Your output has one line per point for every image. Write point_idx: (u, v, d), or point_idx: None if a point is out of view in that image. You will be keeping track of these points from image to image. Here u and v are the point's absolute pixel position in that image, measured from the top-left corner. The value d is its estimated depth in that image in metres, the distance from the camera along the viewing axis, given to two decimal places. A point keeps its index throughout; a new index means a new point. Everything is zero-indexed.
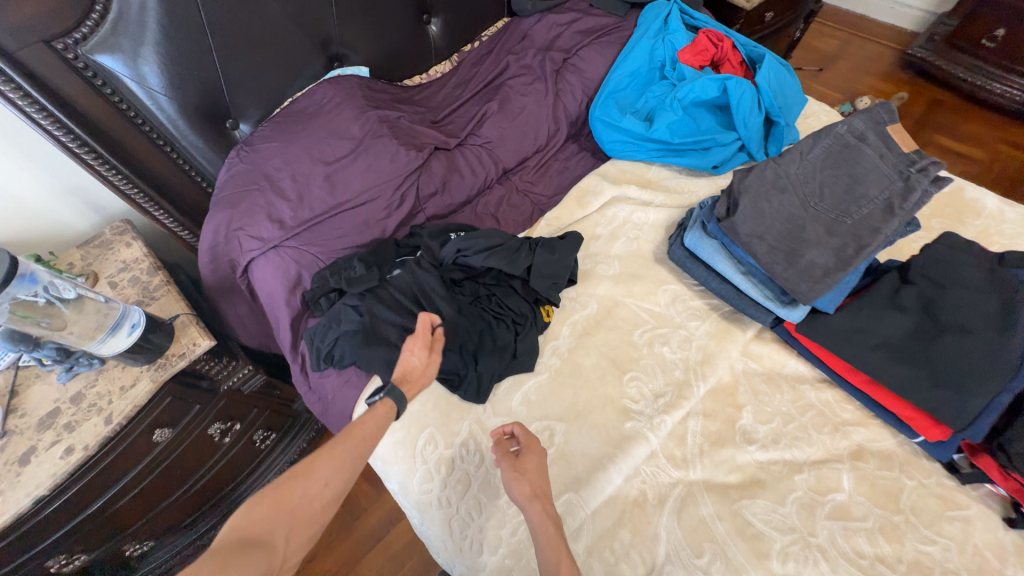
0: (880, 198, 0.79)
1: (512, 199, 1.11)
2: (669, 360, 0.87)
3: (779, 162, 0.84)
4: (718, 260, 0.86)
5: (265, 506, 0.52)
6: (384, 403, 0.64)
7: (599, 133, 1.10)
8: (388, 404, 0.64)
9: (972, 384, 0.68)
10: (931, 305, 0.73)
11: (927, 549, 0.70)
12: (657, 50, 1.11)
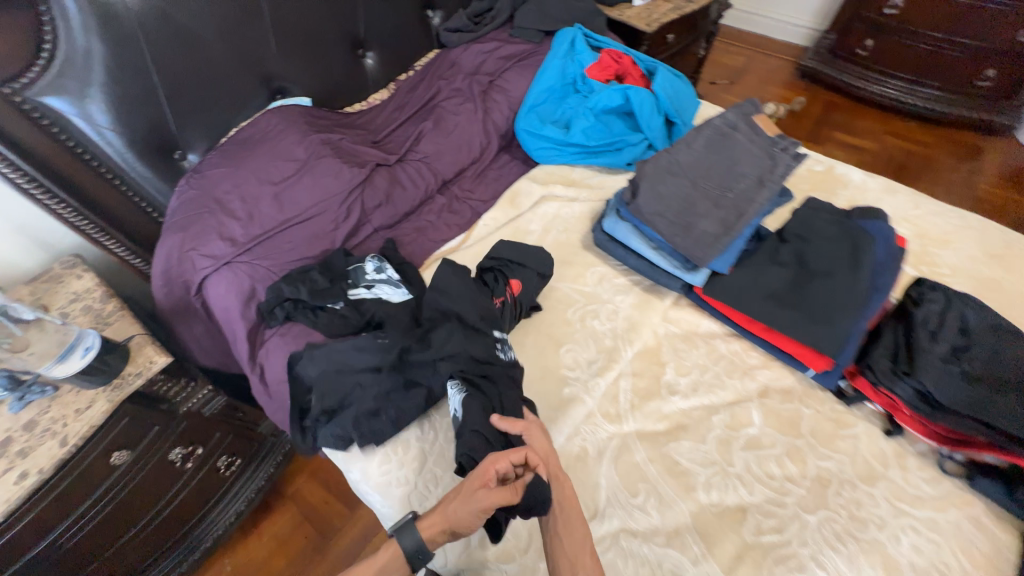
0: (753, 174, 0.94)
1: (453, 206, 1.22)
2: (599, 331, 0.97)
3: (670, 152, 0.98)
4: (633, 239, 0.97)
5: None
6: (391, 545, 0.62)
7: (526, 142, 1.25)
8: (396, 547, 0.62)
9: (842, 316, 0.80)
10: (800, 257, 0.88)
11: (825, 464, 0.81)
12: (567, 68, 1.27)
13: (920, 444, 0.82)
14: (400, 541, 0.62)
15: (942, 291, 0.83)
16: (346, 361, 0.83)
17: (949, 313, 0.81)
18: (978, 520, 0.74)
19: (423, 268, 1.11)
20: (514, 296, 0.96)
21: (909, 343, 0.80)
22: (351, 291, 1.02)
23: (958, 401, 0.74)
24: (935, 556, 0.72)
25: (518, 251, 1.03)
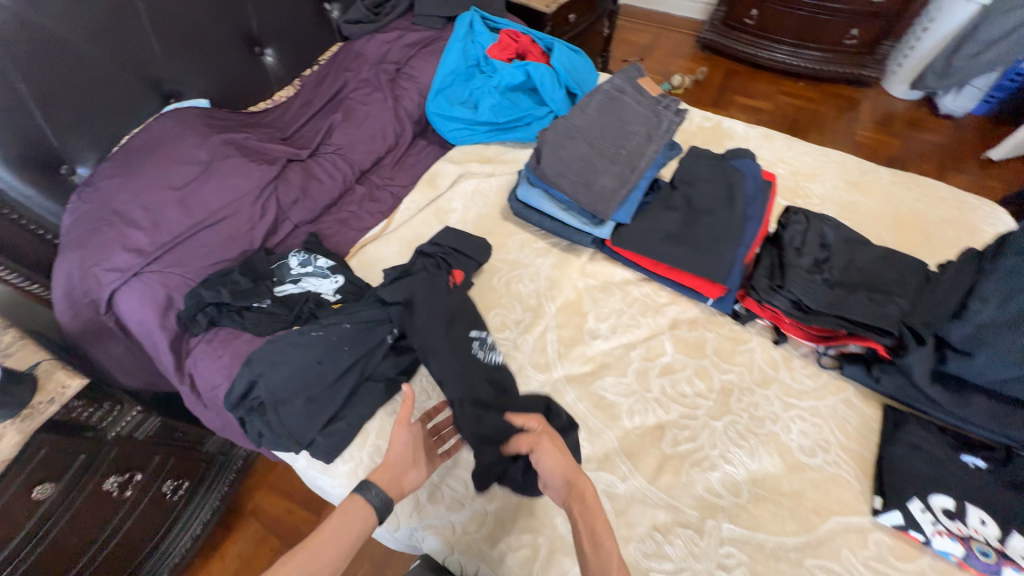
0: (642, 132, 1.04)
1: (374, 195, 1.24)
2: (524, 292, 1.03)
3: (567, 119, 1.05)
4: (545, 202, 1.04)
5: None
6: (355, 499, 0.68)
7: (439, 125, 1.30)
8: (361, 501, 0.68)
9: (723, 246, 0.92)
10: (687, 200, 0.98)
11: (728, 377, 0.92)
12: (469, 50, 1.32)
13: (803, 347, 0.95)
14: (365, 495, 0.69)
15: (804, 214, 0.97)
16: (277, 354, 0.87)
17: (809, 231, 0.94)
18: (850, 401, 0.88)
19: (349, 256, 1.12)
20: (457, 287, 0.96)
21: (781, 261, 0.91)
22: (278, 288, 1.02)
23: (820, 303, 0.86)
24: (818, 436, 0.84)
25: (456, 239, 1.02)
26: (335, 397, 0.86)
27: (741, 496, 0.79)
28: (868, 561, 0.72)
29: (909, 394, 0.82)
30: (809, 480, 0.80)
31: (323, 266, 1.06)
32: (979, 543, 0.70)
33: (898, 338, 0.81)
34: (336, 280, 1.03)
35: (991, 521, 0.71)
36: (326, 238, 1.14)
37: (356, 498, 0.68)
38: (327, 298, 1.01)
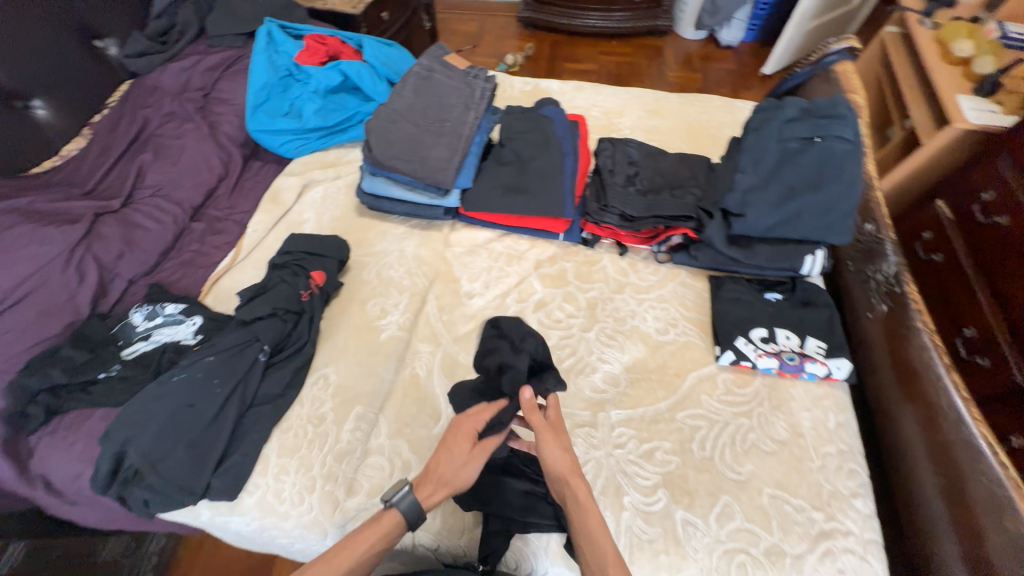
0: (460, 102, 1.12)
1: (216, 227, 1.17)
2: (396, 276, 1.06)
3: (387, 106, 1.10)
4: (391, 188, 1.09)
5: None
6: (392, 512, 0.62)
7: (268, 142, 1.26)
8: (397, 515, 0.62)
9: (552, 184, 1.04)
10: (514, 153, 1.09)
11: (591, 294, 1.04)
12: (277, 62, 1.30)
13: (643, 251, 1.11)
14: (399, 508, 0.62)
15: (609, 141, 1.13)
16: (140, 413, 0.80)
17: (616, 153, 1.10)
18: (685, 283, 1.05)
19: (203, 294, 1.05)
20: (320, 285, 0.98)
21: (601, 183, 1.07)
22: (126, 350, 0.93)
23: (636, 209, 1.02)
24: (668, 317, 1.00)
25: (308, 243, 1.02)
26: (220, 434, 0.82)
27: (622, 385, 0.92)
28: (721, 397, 0.89)
29: (719, 261, 1.00)
30: (668, 352, 0.95)
31: (174, 312, 0.98)
32: (788, 352, 0.91)
33: (698, 219, 0.99)
34: (193, 322, 0.96)
35: (793, 334, 0.93)
36: (171, 284, 1.06)
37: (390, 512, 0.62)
38: (187, 343, 0.94)
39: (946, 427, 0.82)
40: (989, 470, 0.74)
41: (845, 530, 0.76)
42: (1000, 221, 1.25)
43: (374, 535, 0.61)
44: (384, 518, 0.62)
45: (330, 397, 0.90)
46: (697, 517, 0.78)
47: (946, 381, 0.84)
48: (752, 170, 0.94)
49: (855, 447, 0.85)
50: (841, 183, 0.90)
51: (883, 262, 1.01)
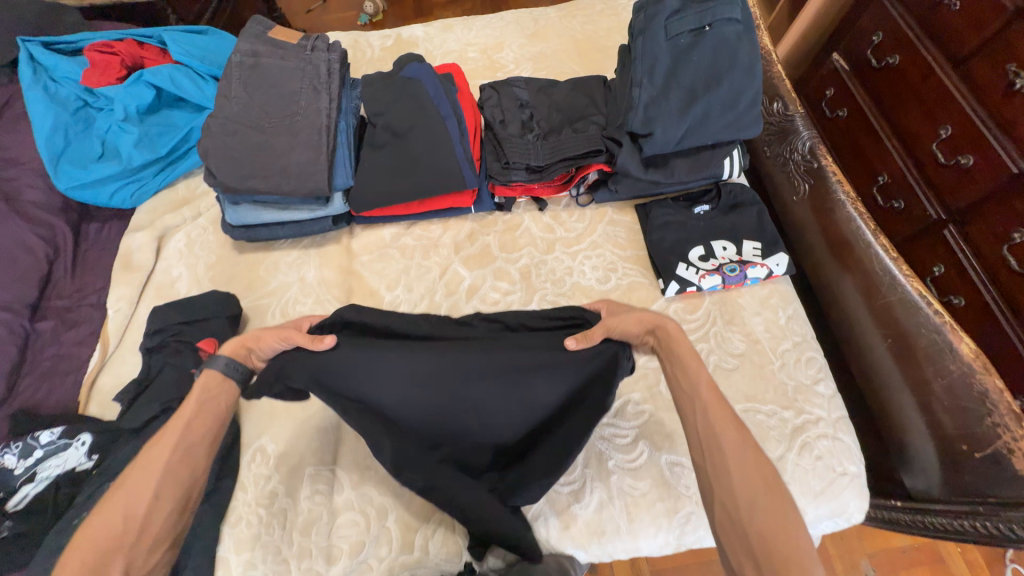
0: (305, 85, 0.92)
1: (68, 319, 0.96)
2: (306, 311, 0.93)
3: (216, 115, 0.89)
4: (261, 214, 0.92)
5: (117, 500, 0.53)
6: (209, 372, 0.65)
7: (94, 198, 1.01)
8: (216, 373, 0.65)
9: (442, 155, 0.90)
10: (388, 131, 0.93)
11: (522, 263, 0.95)
12: (60, 92, 1.01)
13: (564, 199, 1.01)
14: (217, 368, 0.65)
15: (491, 86, 0.98)
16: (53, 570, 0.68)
17: (502, 99, 0.97)
18: (613, 221, 0.98)
19: (83, 405, 0.87)
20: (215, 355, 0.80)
21: (495, 138, 0.95)
22: (10, 502, 0.77)
23: (541, 157, 0.91)
24: (605, 263, 0.94)
25: (179, 310, 0.83)
26: None
27: None
28: None
29: (640, 188, 0.94)
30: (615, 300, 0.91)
31: (54, 438, 0.81)
32: (728, 264, 0.89)
33: (607, 150, 0.91)
34: (81, 442, 0.81)
35: (729, 244, 0.91)
36: (38, 403, 0.87)
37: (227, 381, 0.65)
38: (86, 468, 0.81)
39: (881, 292, 0.84)
40: (926, 321, 0.77)
41: (815, 419, 0.79)
42: (893, 61, 1.25)
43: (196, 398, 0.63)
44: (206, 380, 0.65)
45: (275, 469, 0.79)
46: (682, 456, 0.78)
47: (875, 246, 0.85)
48: (648, 81, 0.84)
49: (808, 334, 0.86)
50: (739, 71, 0.83)
51: (797, 140, 1.00)
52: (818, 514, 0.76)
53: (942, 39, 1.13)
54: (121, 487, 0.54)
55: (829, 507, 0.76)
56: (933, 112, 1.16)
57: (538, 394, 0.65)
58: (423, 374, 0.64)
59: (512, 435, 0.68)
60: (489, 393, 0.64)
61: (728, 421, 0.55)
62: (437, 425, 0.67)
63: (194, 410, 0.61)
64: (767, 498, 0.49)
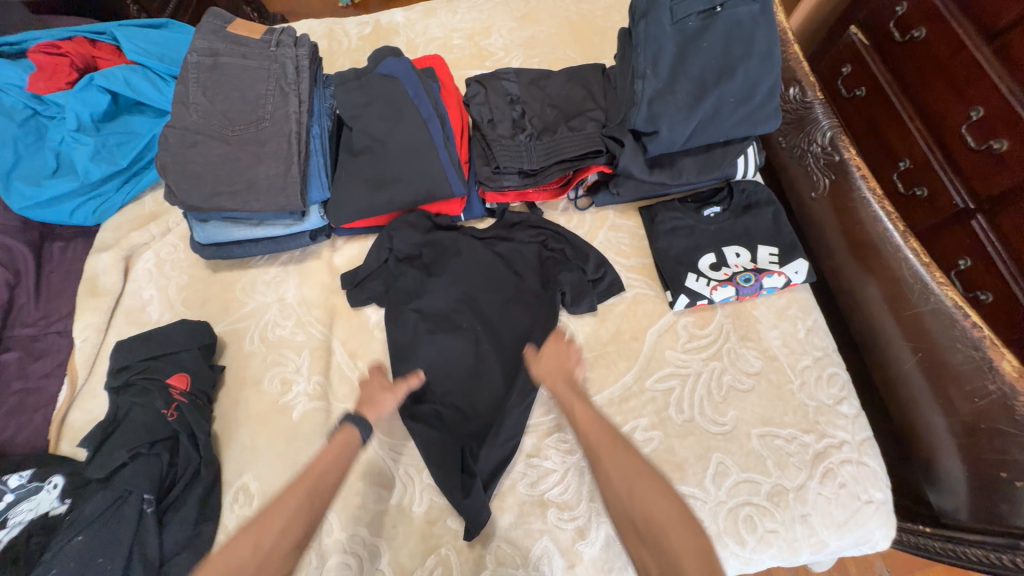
0: (271, 88, 0.83)
1: (36, 349, 0.90)
2: (287, 335, 0.86)
3: (174, 125, 0.80)
4: (232, 231, 0.85)
5: (242, 547, 0.60)
6: (348, 428, 0.72)
7: (53, 217, 0.94)
8: (350, 429, 0.72)
9: (426, 162, 0.82)
10: (365, 135, 0.84)
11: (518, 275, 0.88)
12: (4, 101, 0.92)
13: (561, 202, 0.93)
14: (353, 428, 0.72)
15: (478, 80, 0.89)
16: None
17: (490, 94, 0.87)
18: (615, 226, 0.90)
19: (53, 444, 0.83)
20: (187, 391, 0.76)
21: (484, 140, 0.86)
22: None
23: (535, 160, 0.83)
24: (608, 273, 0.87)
25: (146, 344, 0.77)
26: None
27: (580, 370, 0.81)
28: (686, 346, 0.80)
29: (644, 190, 0.85)
30: (619, 314, 0.84)
31: (24, 481, 0.76)
32: (742, 273, 0.81)
33: (608, 150, 0.82)
34: (53, 484, 0.77)
35: (743, 250, 0.83)
36: (6, 445, 0.81)
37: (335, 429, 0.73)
38: (59, 512, 0.75)
39: (911, 300, 0.77)
40: (963, 335, 0.70)
41: (838, 443, 0.73)
42: (919, 35, 1.14)
43: (331, 453, 0.70)
44: (340, 435, 0.71)
45: (260, 510, 0.75)
46: (694, 488, 0.72)
47: (905, 249, 0.77)
48: (653, 72, 0.75)
49: (830, 347, 0.80)
50: (756, 57, 0.74)
51: (816, 130, 0.91)
52: (841, 544, 0.71)
53: (978, 9, 1.02)
54: (250, 532, 0.62)
55: (853, 536, 0.71)
56: (964, 91, 1.06)
57: (517, 318, 0.84)
58: (437, 297, 0.85)
59: (500, 353, 0.82)
60: (477, 321, 0.83)
61: (608, 447, 0.66)
62: (442, 347, 0.82)
63: (323, 470, 0.68)
64: (640, 479, 0.62)
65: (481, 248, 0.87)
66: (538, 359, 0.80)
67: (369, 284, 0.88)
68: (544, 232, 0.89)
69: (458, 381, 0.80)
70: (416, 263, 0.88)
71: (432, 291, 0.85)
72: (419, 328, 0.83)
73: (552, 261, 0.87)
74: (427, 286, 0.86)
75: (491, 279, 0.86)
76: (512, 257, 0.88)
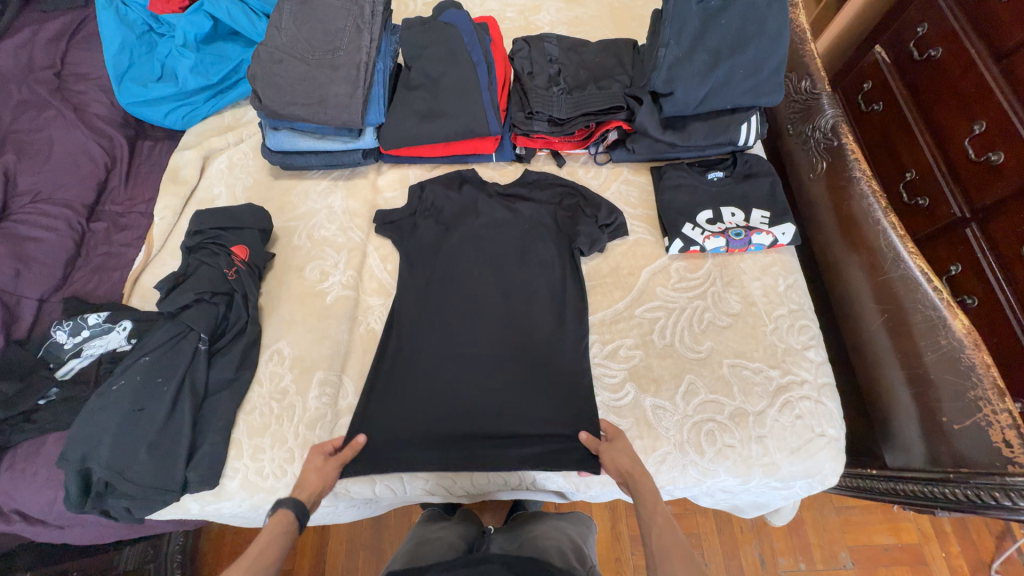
0: (350, 24, 0.97)
1: (120, 223, 1.05)
2: (330, 236, 1.00)
3: (267, 44, 0.96)
4: (299, 141, 1.00)
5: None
6: (281, 512, 0.64)
7: (150, 116, 1.11)
8: (285, 512, 0.64)
9: (470, 100, 0.95)
10: (422, 74, 0.98)
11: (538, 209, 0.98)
12: (128, 15, 1.11)
13: (582, 155, 1.05)
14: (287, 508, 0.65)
15: (524, 39, 1.03)
16: (94, 425, 0.77)
17: (533, 52, 1.01)
18: (627, 180, 1.01)
19: (127, 296, 0.97)
20: (246, 261, 0.91)
21: (522, 89, 0.99)
22: (60, 371, 0.87)
23: (564, 110, 0.95)
24: None
25: (219, 217, 0.92)
26: (181, 432, 0.79)
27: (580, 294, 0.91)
28: (675, 285, 0.90)
29: (656, 149, 0.97)
30: (619, 253, 0.94)
31: (101, 321, 0.90)
32: (734, 229, 0.91)
33: (628, 108, 0.94)
34: (122, 327, 0.90)
35: (738, 210, 0.93)
36: (88, 292, 0.96)
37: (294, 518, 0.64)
38: (123, 350, 0.89)
39: (885, 268, 0.85)
40: (924, 297, 0.79)
41: (800, 380, 0.82)
42: (934, 55, 1.23)
43: (267, 537, 0.61)
44: (275, 519, 0.63)
45: (289, 369, 0.87)
46: (665, 400, 0.81)
47: (884, 223, 0.86)
48: (675, 41, 0.87)
49: (804, 303, 0.88)
50: (766, 38, 0.85)
51: (820, 118, 1.01)
52: (791, 470, 0.79)
53: (990, 32, 1.11)
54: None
55: (802, 465, 0.79)
56: (971, 107, 1.14)
57: (526, 263, 0.93)
58: (455, 240, 0.96)
59: (505, 291, 0.91)
60: (489, 262, 0.94)
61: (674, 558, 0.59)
62: (454, 278, 0.93)
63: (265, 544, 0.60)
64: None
65: (501, 207, 0.98)
66: (538, 296, 0.90)
67: (398, 225, 0.98)
68: (561, 191, 0.99)
69: (470, 300, 0.91)
70: (438, 216, 0.99)
71: (453, 237, 0.96)
72: (440, 258, 0.95)
73: (567, 218, 0.96)
74: (445, 234, 0.97)
75: (507, 228, 0.97)
76: (531, 216, 0.97)
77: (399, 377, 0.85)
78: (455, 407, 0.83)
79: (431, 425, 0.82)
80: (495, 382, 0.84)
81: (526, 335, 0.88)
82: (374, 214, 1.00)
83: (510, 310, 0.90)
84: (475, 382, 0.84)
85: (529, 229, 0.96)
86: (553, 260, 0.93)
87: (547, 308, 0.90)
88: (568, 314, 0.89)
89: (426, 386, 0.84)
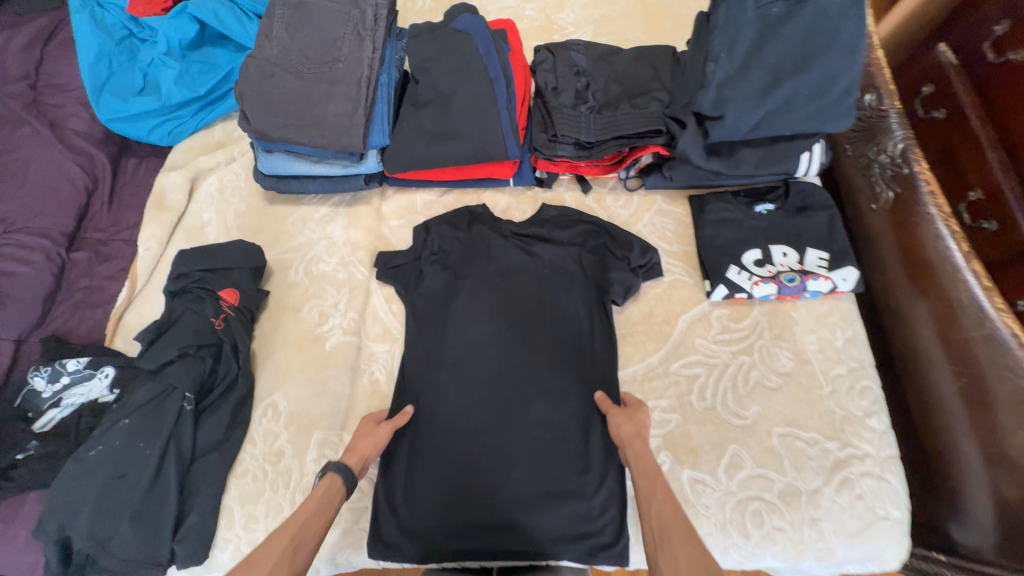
0: (349, 31, 0.85)
1: (103, 251, 0.96)
2: (329, 271, 0.90)
3: (256, 55, 0.85)
4: (294, 165, 0.89)
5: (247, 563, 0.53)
6: (329, 477, 0.64)
7: (133, 132, 1.01)
8: (332, 478, 0.64)
9: (486, 121, 0.83)
10: (431, 88, 0.86)
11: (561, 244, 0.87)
12: (105, 19, 1.00)
13: (610, 180, 0.93)
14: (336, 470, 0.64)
15: (547, 48, 0.90)
16: (71, 493, 0.70)
17: (557, 63, 0.88)
18: (662, 211, 0.90)
19: (109, 338, 0.89)
20: (236, 305, 0.82)
21: (545, 107, 0.87)
22: (38, 423, 0.79)
23: (593, 133, 0.83)
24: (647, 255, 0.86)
25: (205, 257, 0.84)
26: (166, 501, 0.71)
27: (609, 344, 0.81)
28: (717, 337, 0.80)
29: (697, 177, 0.85)
30: (653, 297, 0.84)
31: (80, 367, 0.82)
32: (786, 273, 0.79)
33: (668, 131, 0.82)
34: (104, 374, 0.82)
35: (790, 250, 0.82)
36: (68, 333, 0.88)
37: (336, 482, 0.63)
38: (105, 401, 0.81)
39: (965, 325, 0.73)
40: (1016, 364, 0.67)
41: (860, 455, 0.71)
42: None
43: (312, 502, 0.61)
44: (322, 483, 0.63)
45: (284, 427, 0.79)
46: (705, 474, 0.72)
47: (965, 271, 0.74)
48: (726, 55, 0.74)
49: (867, 360, 0.77)
50: (837, 51, 0.72)
51: (887, 141, 0.88)
52: (849, 558, 0.69)
53: None
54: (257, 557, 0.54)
55: (863, 552, 0.69)
56: None
57: (547, 311, 0.83)
58: (465, 285, 0.85)
59: (525, 342, 0.81)
60: (506, 309, 0.84)
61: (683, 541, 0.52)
62: (467, 326, 0.83)
63: (310, 510, 0.60)
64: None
65: (515, 250, 0.87)
66: (561, 351, 0.80)
67: (402, 270, 0.87)
68: (584, 229, 0.87)
69: (486, 352, 0.81)
70: (441, 262, 0.88)
71: (461, 284, 0.86)
72: (451, 303, 0.84)
73: (593, 259, 0.85)
74: (452, 280, 0.86)
75: (523, 271, 0.86)
76: (551, 260, 0.86)
77: (411, 446, 0.77)
78: (470, 481, 0.73)
79: (448, 507, 0.73)
80: (520, 455, 0.74)
81: (549, 395, 0.77)
82: (377, 255, 0.90)
83: (530, 366, 0.79)
84: (492, 451, 0.75)
85: (547, 274, 0.85)
86: (577, 311, 0.83)
87: (572, 363, 0.80)
88: (596, 372, 0.79)
89: (439, 460, 0.75)
